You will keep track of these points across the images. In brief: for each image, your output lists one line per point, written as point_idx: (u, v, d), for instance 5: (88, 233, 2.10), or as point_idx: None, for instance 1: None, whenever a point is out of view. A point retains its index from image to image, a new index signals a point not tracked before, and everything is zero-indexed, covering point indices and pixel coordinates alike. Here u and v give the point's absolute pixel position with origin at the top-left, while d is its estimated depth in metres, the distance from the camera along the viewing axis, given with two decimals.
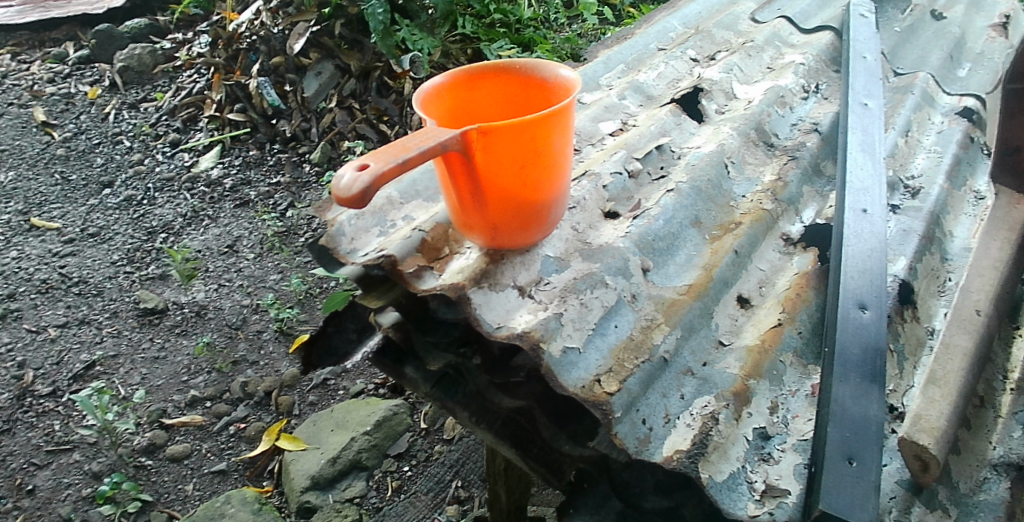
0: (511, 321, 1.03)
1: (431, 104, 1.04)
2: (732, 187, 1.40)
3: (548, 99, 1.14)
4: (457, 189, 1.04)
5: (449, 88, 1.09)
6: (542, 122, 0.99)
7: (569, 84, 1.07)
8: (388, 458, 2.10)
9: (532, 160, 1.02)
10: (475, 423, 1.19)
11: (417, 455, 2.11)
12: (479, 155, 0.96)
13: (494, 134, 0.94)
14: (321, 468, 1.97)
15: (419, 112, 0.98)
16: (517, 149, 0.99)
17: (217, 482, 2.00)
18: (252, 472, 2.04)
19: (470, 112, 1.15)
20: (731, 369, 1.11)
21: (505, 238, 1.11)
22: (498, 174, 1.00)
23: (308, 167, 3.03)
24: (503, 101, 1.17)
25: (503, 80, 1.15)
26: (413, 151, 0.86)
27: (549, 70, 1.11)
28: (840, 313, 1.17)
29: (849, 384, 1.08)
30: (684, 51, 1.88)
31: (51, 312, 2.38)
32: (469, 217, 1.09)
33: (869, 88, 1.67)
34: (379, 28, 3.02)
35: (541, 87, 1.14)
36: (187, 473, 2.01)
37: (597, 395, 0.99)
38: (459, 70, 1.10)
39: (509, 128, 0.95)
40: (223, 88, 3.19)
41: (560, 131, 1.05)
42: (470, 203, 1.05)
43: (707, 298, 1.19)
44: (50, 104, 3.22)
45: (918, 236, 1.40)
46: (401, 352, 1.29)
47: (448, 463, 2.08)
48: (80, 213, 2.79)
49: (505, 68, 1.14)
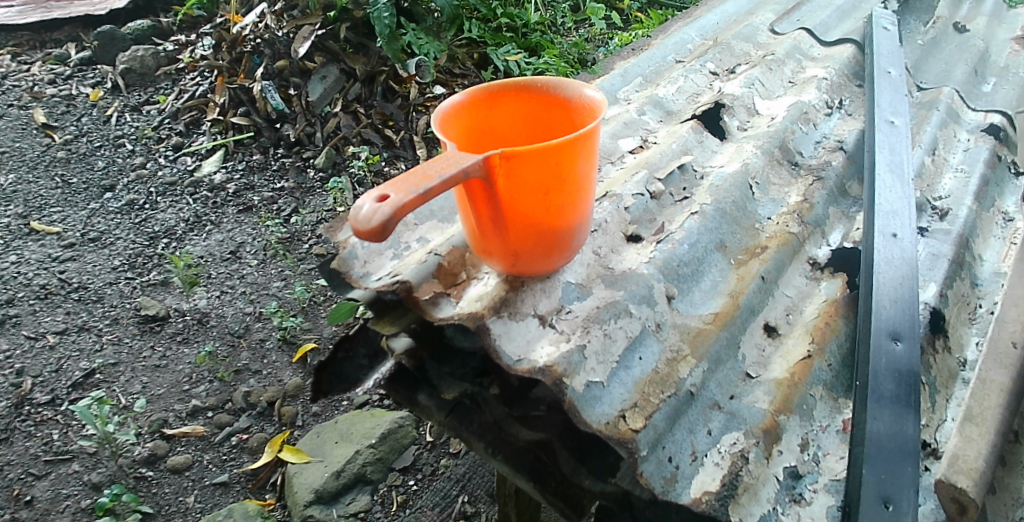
0: (532, 353, 0.98)
1: (449, 124, 1.00)
2: (756, 208, 1.36)
3: (571, 120, 1.09)
4: (477, 214, 1.00)
5: (468, 106, 1.04)
6: (568, 147, 0.94)
7: (594, 105, 1.02)
8: (393, 472, 2.05)
9: (556, 185, 0.97)
10: (491, 454, 1.16)
11: (423, 469, 2.07)
12: (501, 181, 0.92)
13: (517, 159, 0.90)
14: (325, 481, 1.92)
15: (439, 135, 0.93)
16: (541, 174, 0.94)
17: (218, 494, 1.96)
18: (254, 485, 2.00)
19: (488, 132, 1.11)
20: (760, 403, 1.06)
21: (526, 264, 1.06)
22: (520, 200, 0.96)
23: (312, 173, 2.97)
24: (522, 120, 1.12)
25: (523, 99, 1.10)
26: (434, 179, 0.82)
27: (572, 89, 1.06)
28: (872, 345, 1.13)
29: (883, 420, 1.04)
30: (704, 64, 1.84)
31: (50, 319, 2.32)
32: (488, 243, 1.04)
33: (895, 105, 1.63)
34: (384, 32, 2.92)
35: (563, 106, 1.09)
36: (188, 485, 1.97)
37: (623, 432, 0.94)
38: (479, 87, 1.05)
39: (534, 153, 0.90)
40: (226, 92, 3.13)
41: (585, 155, 1.00)
42: (490, 228, 1.01)
43: (734, 327, 1.15)
44: (50, 106, 3.15)
45: (947, 261, 1.36)
46: (415, 378, 1.24)
47: (454, 477, 2.04)
48: (81, 217, 2.74)
49: (525, 86, 1.09)
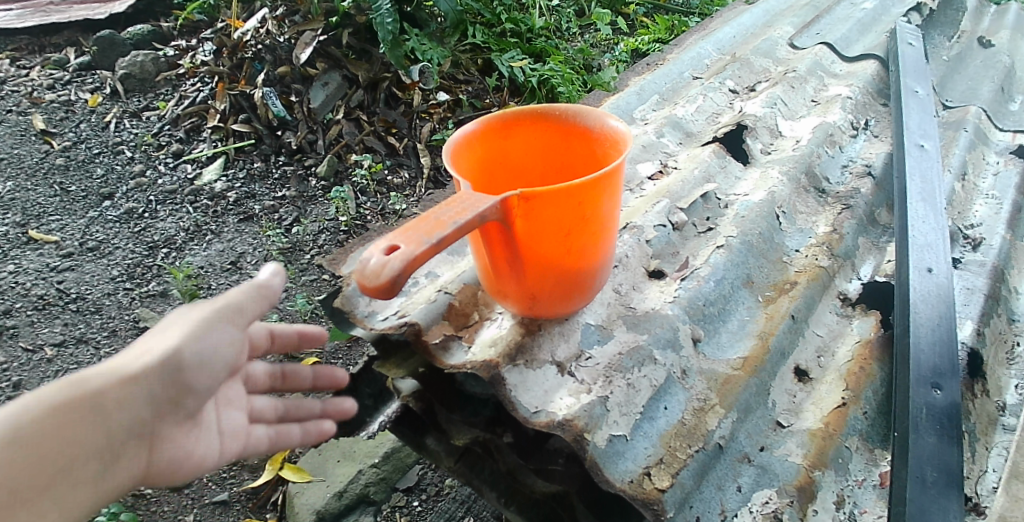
0: (550, 405, 0.91)
1: (462, 157, 0.92)
2: (784, 240, 1.30)
3: (592, 151, 1.02)
4: (493, 258, 0.93)
5: (481, 136, 0.97)
6: (593, 186, 0.87)
7: (618, 137, 0.95)
8: (398, 492, 1.75)
9: (579, 226, 0.90)
10: (504, 505, 1.07)
11: (427, 489, 1.76)
12: (520, 223, 0.85)
13: (537, 200, 0.83)
14: (327, 502, 1.64)
15: (452, 171, 0.86)
16: (563, 215, 0.87)
17: (218, 513, 1.67)
18: (255, 503, 1.70)
19: (502, 162, 1.04)
20: (793, 457, 0.99)
21: (544, 307, 0.99)
22: (539, 242, 0.89)
23: (314, 181, 2.71)
24: (539, 149, 1.06)
25: (541, 127, 1.03)
26: (449, 226, 0.75)
27: (594, 118, 0.98)
28: (913, 393, 1.05)
29: (927, 481, 0.96)
30: (723, 81, 1.78)
31: (48, 330, 2.07)
32: (503, 285, 0.97)
33: (925, 128, 1.57)
34: (387, 38, 2.70)
35: (583, 136, 1.02)
36: (187, 504, 1.67)
37: (648, 492, 0.87)
38: (494, 115, 0.98)
39: (557, 193, 0.83)
40: (227, 98, 2.86)
41: (609, 193, 0.92)
42: (506, 270, 0.93)
43: (764, 373, 1.08)
44: (48, 112, 2.87)
45: (983, 296, 1.28)
46: (423, 420, 1.16)
47: (462, 497, 1.72)
48: (79, 226, 2.45)
49: (542, 115, 1.02)
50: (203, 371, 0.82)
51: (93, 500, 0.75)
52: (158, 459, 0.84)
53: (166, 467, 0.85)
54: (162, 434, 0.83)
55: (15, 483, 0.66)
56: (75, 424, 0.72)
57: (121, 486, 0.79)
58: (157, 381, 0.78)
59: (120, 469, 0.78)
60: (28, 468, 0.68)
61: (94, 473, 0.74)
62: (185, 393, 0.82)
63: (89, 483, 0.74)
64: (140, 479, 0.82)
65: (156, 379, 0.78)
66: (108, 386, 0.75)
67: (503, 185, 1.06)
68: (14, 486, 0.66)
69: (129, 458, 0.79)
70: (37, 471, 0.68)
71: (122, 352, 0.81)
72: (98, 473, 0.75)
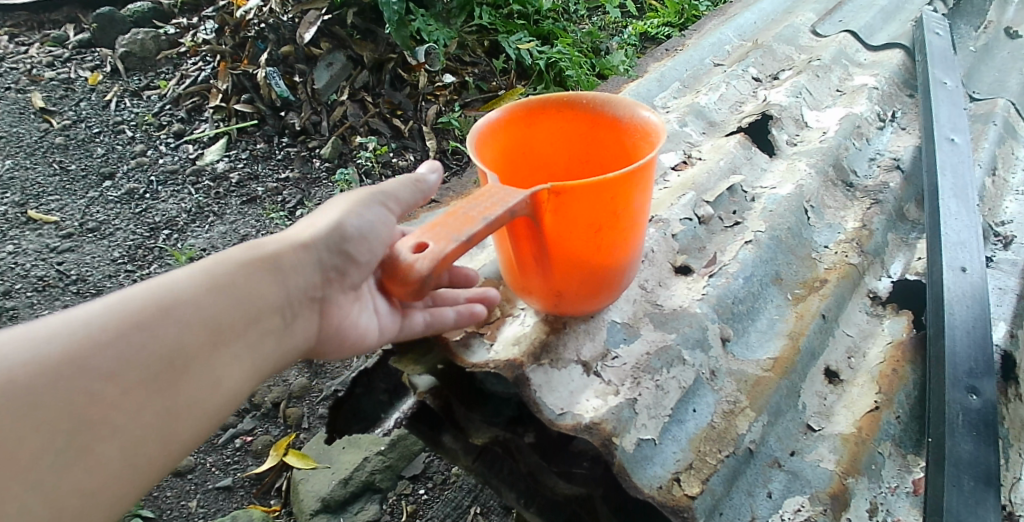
0: (577, 406, 0.87)
1: (486, 147, 0.88)
2: (813, 236, 1.26)
3: (621, 142, 0.97)
4: (518, 254, 0.89)
5: (506, 125, 0.92)
6: (625, 181, 0.81)
7: (648, 129, 0.90)
8: (403, 480, 1.66)
9: (610, 221, 0.85)
10: (523, 505, 1.03)
11: (434, 477, 1.67)
12: (549, 218, 0.80)
13: (568, 195, 0.78)
14: (332, 490, 1.56)
15: (477, 163, 0.81)
16: (594, 211, 0.82)
17: (222, 498, 1.62)
18: (259, 489, 1.65)
19: (526, 152, 0.99)
20: (826, 463, 0.96)
21: (569, 305, 0.95)
22: (568, 238, 0.84)
23: (318, 163, 2.51)
24: (566, 139, 1.01)
25: (566, 116, 0.98)
26: (478, 222, 0.70)
27: (624, 108, 0.93)
28: (948, 397, 1.02)
29: (964, 489, 0.93)
30: (746, 69, 1.73)
31: (48, 313, 1.95)
32: (528, 281, 0.92)
33: (955, 121, 1.52)
34: (393, 19, 2.52)
35: (612, 126, 0.97)
36: (190, 489, 1.63)
37: (677, 499, 0.84)
38: (519, 102, 0.93)
39: (587, 189, 0.78)
40: (229, 77, 2.66)
41: (641, 187, 0.87)
42: (532, 267, 0.89)
43: (795, 374, 1.04)
44: (48, 90, 2.69)
45: (1016, 296, 1.24)
46: (440, 417, 1.13)
47: (468, 485, 1.64)
48: (79, 206, 2.31)
49: (568, 103, 0.97)
50: (364, 243, 0.86)
51: (276, 355, 0.82)
52: (327, 326, 0.89)
53: (333, 337, 0.90)
54: (329, 302, 0.87)
55: (211, 326, 0.73)
56: (257, 279, 0.79)
57: (299, 348, 0.86)
58: (323, 248, 0.83)
59: (297, 330, 0.84)
60: (223, 313, 0.75)
61: (275, 330, 0.80)
62: (348, 263, 0.86)
63: (272, 337, 0.80)
64: (312, 345, 0.88)
65: (321, 246, 0.83)
66: (282, 251, 0.82)
67: (528, 176, 1.02)
68: (214, 329, 0.74)
69: (303, 321, 0.85)
70: (228, 316, 0.75)
71: (290, 230, 0.88)
72: (279, 330, 0.81)
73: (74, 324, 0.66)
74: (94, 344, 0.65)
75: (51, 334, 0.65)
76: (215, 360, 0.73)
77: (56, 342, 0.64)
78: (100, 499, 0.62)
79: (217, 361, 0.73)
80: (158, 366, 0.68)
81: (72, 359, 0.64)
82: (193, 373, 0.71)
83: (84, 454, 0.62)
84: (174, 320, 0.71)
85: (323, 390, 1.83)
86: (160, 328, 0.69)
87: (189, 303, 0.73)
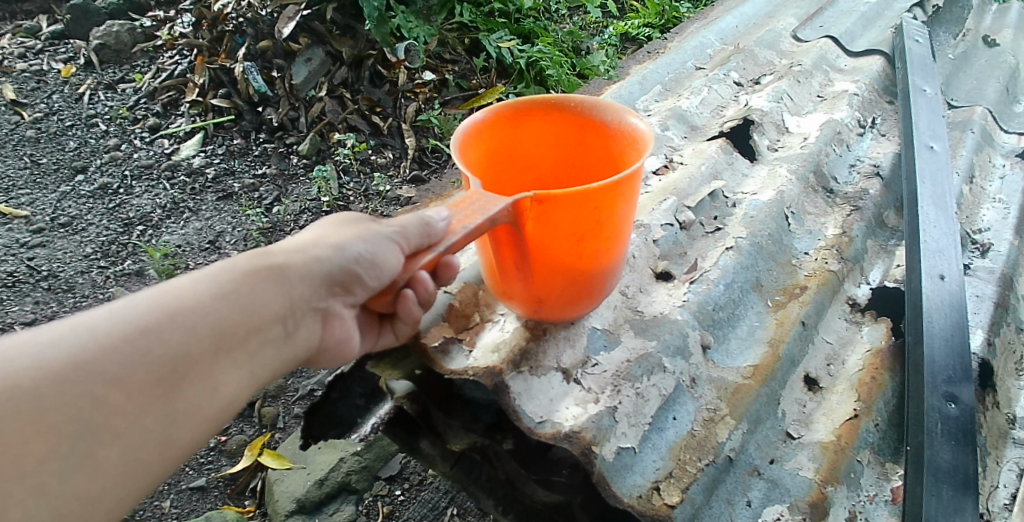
0: (557, 414, 0.85)
1: (470, 147, 0.86)
2: (793, 242, 1.26)
3: (607, 148, 0.95)
4: (499, 260, 0.87)
5: (491, 126, 0.90)
6: (609, 191, 0.79)
7: (636, 136, 0.88)
8: (379, 481, 1.63)
9: (594, 229, 0.83)
10: (501, 513, 1.01)
11: (410, 478, 1.64)
12: (530, 224, 0.78)
13: (551, 203, 0.76)
14: (307, 490, 1.53)
15: (459, 166, 0.79)
16: (576, 219, 0.80)
17: (195, 499, 1.58)
18: (233, 489, 1.61)
19: (511, 153, 0.97)
20: (805, 471, 0.96)
21: (551, 311, 0.93)
22: (551, 245, 0.82)
23: (296, 159, 2.46)
24: (552, 142, 0.99)
25: (553, 119, 0.96)
26: (458, 231, 0.72)
27: (611, 113, 0.91)
28: (927, 405, 1.02)
29: (943, 498, 0.93)
30: (727, 74, 1.73)
31: (16, 310, 1.88)
32: (508, 286, 0.90)
33: (934, 128, 1.54)
34: (373, 15, 2.45)
35: (599, 131, 0.95)
36: (163, 489, 1.59)
37: (657, 508, 0.84)
38: (504, 103, 0.91)
39: (571, 197, 0.76)
40: (206, 72, 2.58)
41: (626, 197, 0.84)
42: (512, 272, 0.87)
43: (775, 382, 1.04)
44: (19, 81, 2.60)
45: (992, 304, 1.26)
46: (417, 422, 1.10)
47: (445, 486, 1.63)
48: (51, 200, 2.24)
49: (555, 105, 0.95)
50: (374, 271, 0.76)
51: (277, 364, 0.74)
52: (326, 339, 0.80)
53: (329, 350, 0.82)
54: (334, 314, 0.79)
55: (217, 332, 0.66)
56: (265, 286, 0.70)
57: (298, 357, 0.78)
58: (336, 262, 0.75)
59: (298, 340, 0.75)
60: (229, 319, 0.67)
61: (277, 339, 0.72)
62: (356, 283, 0.77)
63: (274, 346, 0.73)
64: (311, 355, 0.80)
65: (333, 261, 0.75)
66: (292, 260, 0.74)
67: (512, 176, 1.00)
68: (216, 336, 0.66)
69: (309, 330, 0.77)
70: (235, 324, 0.67)
71: (300, 234, 0.80)
72: (281, 339, 0.73)
73: (76, 328, 0.58)
74: (94, 350, 0.58)
75: (52, 339, 0.57)
76: (217, 368, 0.66)
77: (58, 347, 0.56)
78: (95, 508, 0.57)
79: (218, 368, 0.66)
80: (161, 372, 0.61)
81: (73, 365, 0.56)
82: (194, 382, 0.64)
83: (87, 461, 0.56)
84: (178, 327, 0.63)
85: (299, 390, 1.80)
86: (166, 334, 0.62)
87: (195, 308, 0.64)
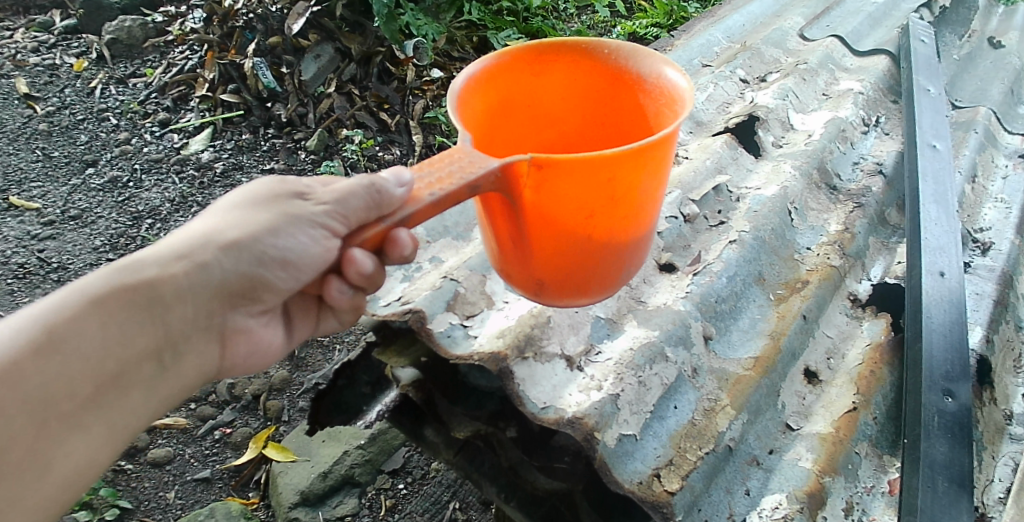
0: (560, 401, 0.86)
1: (483, 87, 0.87)
2: (796, 237, 1.27)
3: (642, 104, 0.95)
4: (496, 223, 0.84)
5: (512, 69, 0.91)
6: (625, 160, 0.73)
7: (674, 94, 0.86)
8: (382, 473, 1.65)
9: (603, 206, 0.78)
10: (503, 500, 1.03)
11: (413, 472, 1.66)
12: (528, 191, 0.74)
13: (552, 169, 0.71)
14: (311, 482, 1.54)
15: (455, 121, 0.75)
16: (584, 190, 0.75)
17: (200, 490, 1.60)
18: (237, 481, 1.63)
19: (535, 100, 0.98)
20: (803, 462, 0.97)
21: (553, 292, 0.90)
22: (556, 215, 0.78)
23: (303, 155, 2.48)
24: (581, 91, 1.00)
25: (585, 66, 0.97)
26: (422, 199, 0.66)
27: (650, 66, 0.90)
28: (925, 401, 1.03)
29: (938, 492, 0.95)
30: (733, 71, 1.75)
31: (28, 301, 1.91)
32: (510, 261, 0.88)
33: (937, 127, 1.55)
34: (382, 11, 2.45)
35: (634, 84, 0.94)
36: (168, 480, 1.61)
37: (657, 495, 0.85)
38: (535, 44, 0.91)
39: (577, 165, 0.71)
40: (216, 67, 2.60)
41: (651, 169, 0.79)
42: (514, 245, 0.84)
43: (775, 374, 1.06)
44: (33, 76, 2.63)
45: (992, 301, 1.27)
46: (421, 410, 1.12)
47: (448, 480, 1.64)
48: (61, 193, 2.27)
49: (589, 51, 0.95)
50: (283, 274, 0.75)
51: (150, 399, 0.74)
52: (228, 348, 0.82)
53: (240, 357, 0.85)
54: (231, 325, 0.80)
55: (45, 401, 0.64)
56: (121, 326, 0.68)
57: (189, 377, 0.79)
58: (227, 266, 0.73)
59: (174, 369, 0.76)
60: (62, 379, 0.65)
61: (142, 377, 0.72)
62: (255, 290, 0.77)
63: (141, 385, 0.73)
64: (211, 365, 0.82)
65: (224, 266, 0.73)
66: (165, 276, 0.70)
67: (533, 125, 1.01)
68: (45, 402, 0.64)
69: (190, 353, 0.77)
70: (72, 385, 0.66)
71: (188, 227, 0.75)
72: (149, 375, 0.73)
73: None
74: None
75: None
76: (50, 438, 0.65)
77: None
78: None
79: (52, 437, 0.65)
80: None
81: None
82: (20, 458, 0.63)
83: None
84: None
85: (304, 383, 1.81)
86: None
87: (12, 376, 0.62)
